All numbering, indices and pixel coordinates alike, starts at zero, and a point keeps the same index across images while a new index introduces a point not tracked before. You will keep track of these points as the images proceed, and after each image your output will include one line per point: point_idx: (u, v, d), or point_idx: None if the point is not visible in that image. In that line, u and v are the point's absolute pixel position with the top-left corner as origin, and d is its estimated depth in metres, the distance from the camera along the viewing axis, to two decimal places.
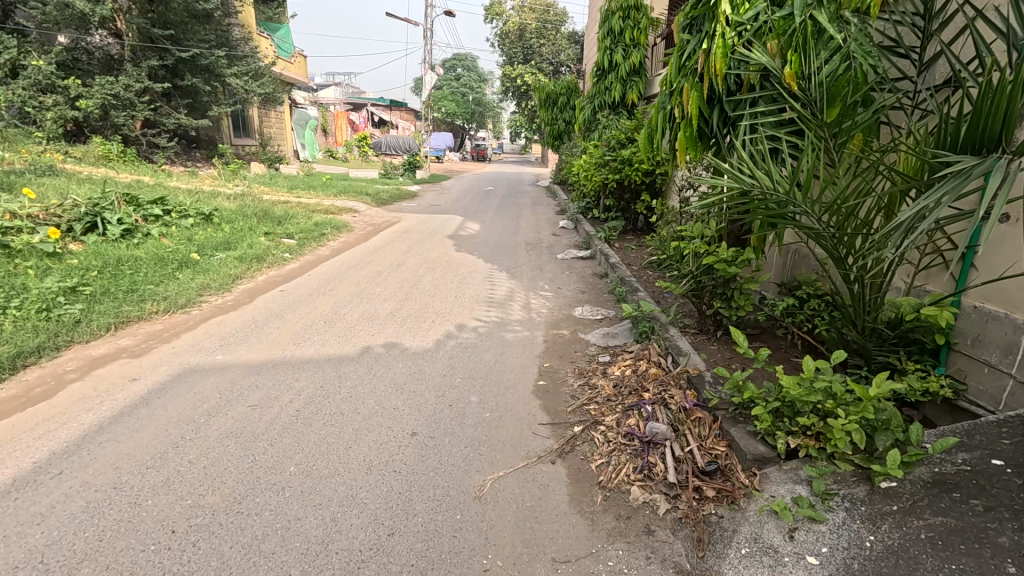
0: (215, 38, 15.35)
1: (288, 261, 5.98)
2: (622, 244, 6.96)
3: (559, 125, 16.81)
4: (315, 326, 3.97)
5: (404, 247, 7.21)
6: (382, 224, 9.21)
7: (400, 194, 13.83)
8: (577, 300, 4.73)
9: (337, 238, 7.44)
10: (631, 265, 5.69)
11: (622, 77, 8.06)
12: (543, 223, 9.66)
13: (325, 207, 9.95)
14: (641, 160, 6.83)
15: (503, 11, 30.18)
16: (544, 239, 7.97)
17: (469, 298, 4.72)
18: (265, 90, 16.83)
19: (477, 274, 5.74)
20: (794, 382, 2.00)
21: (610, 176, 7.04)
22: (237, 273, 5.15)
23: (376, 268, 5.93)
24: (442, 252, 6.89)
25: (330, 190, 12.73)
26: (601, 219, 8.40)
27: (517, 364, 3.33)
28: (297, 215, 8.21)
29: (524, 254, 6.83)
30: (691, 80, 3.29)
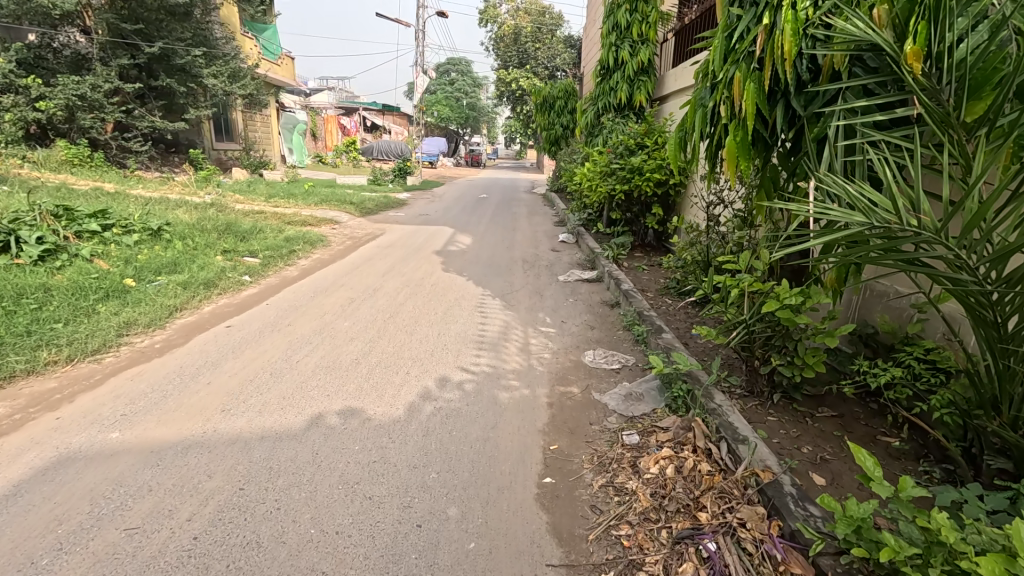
0: (193, 36, 14.53)
1: (245, 286, 5.14)
2: (632, 264, 6.16)
3: (556, 129, 16.00)
4: (257, 380, 3.13)
5: (385, 266, 6.39)
6: (364, 237, 8.39)
7: (389, 202, 13.03)
8: (586, 339, 3.91)
9: (309, 255, 6.60)
10: (646, 292, 4.89)
11: (629, 77, 7.29)
12: (541, 236, 8.87)
13: (302, 218, 9.11)
14: (653, 169, 6.05)
15: (498, 14, 29.52)
16: (543, 255, 7.16)
17: (454, 337, 3.90)
18: (247, 92, 15.99)
19: (466, 302, 4.93)
20: (995, 566, 1.17)
21: (617, 187, 6.26)
22: (176, 304, 4.31)
23: (348, 294, 5.08)
24: (427, 272, 6.08)
25: (311, 198, 11.90)
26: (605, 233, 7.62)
27: (513, 441, 2.52)
28: (266, 228, 7.38)
29: (521, 274, 6.03)
30: (744, 68, 2.47)
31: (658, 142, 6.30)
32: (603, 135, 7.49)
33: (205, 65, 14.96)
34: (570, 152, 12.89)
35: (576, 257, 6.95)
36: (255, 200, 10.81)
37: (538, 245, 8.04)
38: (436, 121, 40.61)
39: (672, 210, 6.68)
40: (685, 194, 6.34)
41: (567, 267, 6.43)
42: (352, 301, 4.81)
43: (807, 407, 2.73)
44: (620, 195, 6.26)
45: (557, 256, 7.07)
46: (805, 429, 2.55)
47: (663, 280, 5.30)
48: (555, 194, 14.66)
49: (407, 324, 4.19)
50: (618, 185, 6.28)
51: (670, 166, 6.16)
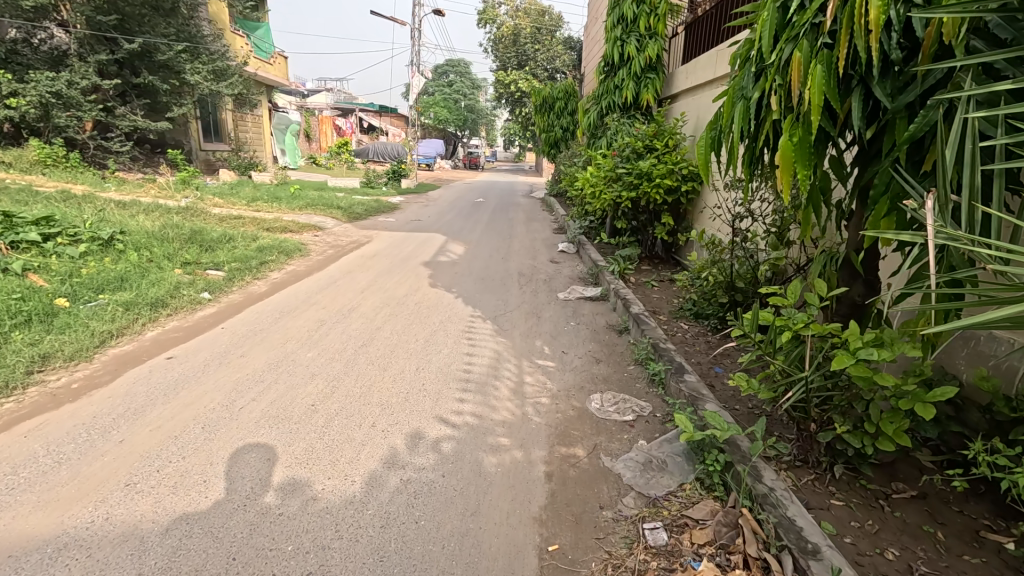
0: (178, 32, 13.95)
1: (202, 305, 4.53)
2: (640, 278, 5.58)
3: (556, 132, 15.44)
4: (187, 435, 2.54)
5: (366, 279, 5.79)
6: (348, 245, 7.78)
7: (379, 206, 12.43)
8: (591, 376, 3.31)
9: (282, 267, 6.00)
10: (658, 315, 4.33)
11: (635, 74, 6.72)
12: (539, 245, 8.28)
13: (283, 224, 8.50)
14: (663, 174, 5.49)
15: (496, 15, 29.00)
16: (541, 267, 6.56)
17: (435, 374, 3.30)
18: (234, 90, 15.40)
19: (453, 324, 4.32)
20: None
21: (624, 194, 5.68)
22: (112, 329, 3.69)
23: (319, 314, 4.48)
24: (412, 288, 5.47)
25: (297, 201, 11.30)
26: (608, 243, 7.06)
27: (499, 536, 1.91)
28: (238, 236, 6.76)
29: (516, 290, 5.42)
30: (808, 46, 1.89)
31: (668, 144, 5.73)
32: (607, 137, 6.93)
33: (190, 62, 14.36)
34: (570, 155, 12.30)
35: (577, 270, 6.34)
36: (236, 204, 10.18)
37: (535, 255, 7.44)
38: (434, 123, 40.06)
39: (683, 219, 6.09)
40: (698, 202, 5.76)
41: (567, 282, 5.82)
42: (321, 324, 4.19)
43: (880, 484, 2.12)
44: (627, 203, 5.68)
45: (556, 269, 6.47)
46: (882, 519, 1.94)
47: (677, 301, 4.70)
48: (555, 199, 14.07)
49: (381, 355, 3.58)
50: (624, 190, 5.70)
51: (681, 171, 5.58)
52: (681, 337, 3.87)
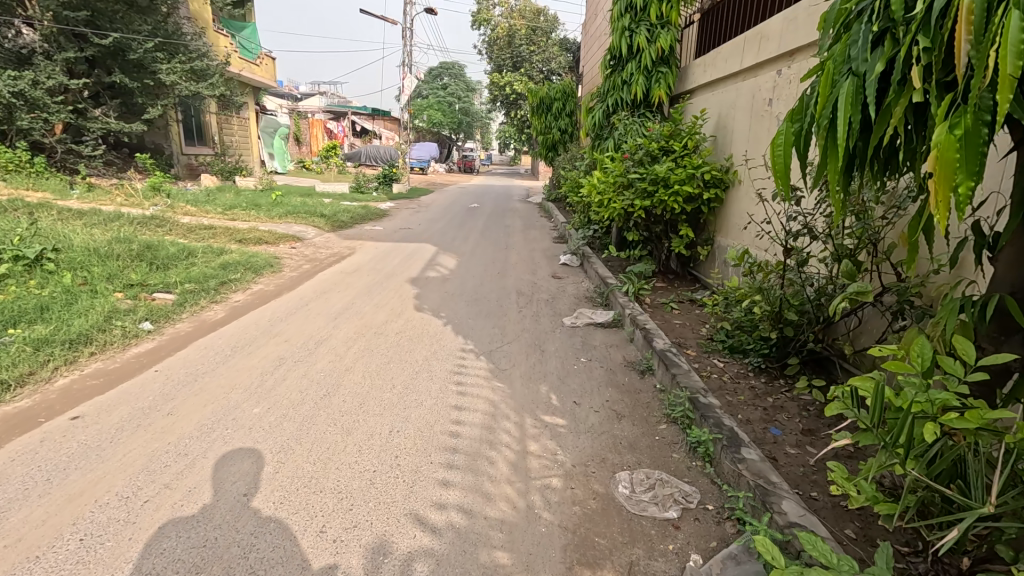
0: (153, 30, 13.22)
1: (140, 338, 3.79)
2: (657, 299, 4.88)
3: (553, 134, 14.78)
4: (51, 559, 1.79)
5: (342, 300, 5.06)
6: (327, 259, 7.05)
7: (367, 213, 11.72)
8: (613, 440, 2.60)
9: (246, 287, 5.26)
10: (686, 349, 3.63)
11: (645, 68, 6.05)
12: (539, 257, 7.56)
13: (257, 235, 7.76)
14: (683, 180, 4.81)
15: (490, 16, 28.39)
16: (542, 285, 5.84)
17: (413, 442, 2.56)
18: (214, 91, 14.68)
19: (438, 362, 3.57)
20: None
21: (637, 202, 4.99)
22: (10, 377, 2.95)
23: (279, 349, 3.75)
24: (394, 311, 4.75)
25: (277, 208, 10.56)
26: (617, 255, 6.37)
27: None
28: (200, 251, 6.02)
29: (514, 314, 4.69)
30: None
31: (687, 146, 5.03)
32: (614, 139, 6.23)
33: (166, 62, 13.65)
34: (570, 158, 11.60)
35: (583, 288, 5.62)
36: (209, 213, 9.43)
37: (535, 269, 6.71)
38: (427, 126, 39.40)
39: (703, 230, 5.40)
40: (721, 211, 5.06)
41: (571, 303, 5.10)
42: (278, 365, 3.45)
43: None
44: (640, 212, 4.99)
45: (558, 287, 5.74)
46: None
47: (704, 332, 4.02)
48: (552, 205, 13.39)
49: (347, 412, 2.85)
50: (636, 198, 5.01)
51: (702, 177, 4.88)
52: (717, 380, 3.18)
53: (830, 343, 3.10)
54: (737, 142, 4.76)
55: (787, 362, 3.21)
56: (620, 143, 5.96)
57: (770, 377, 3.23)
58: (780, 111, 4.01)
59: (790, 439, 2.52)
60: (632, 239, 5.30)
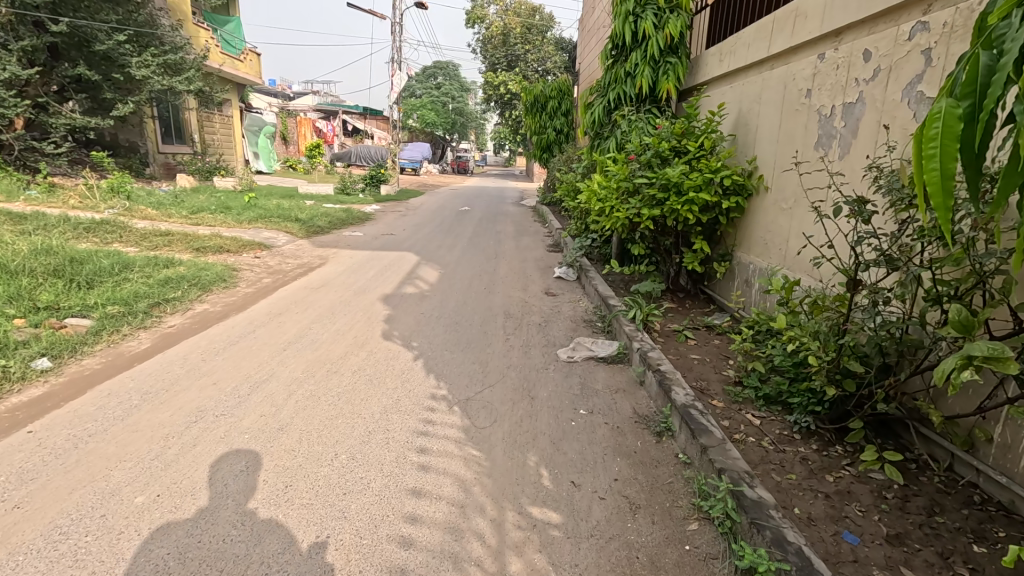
0: (122, 21, 12.43)
1: (28, 383, 3.02)
2: (668, 325, 4.17)
3: (548, 134, 14.07)
4: None
5: (298, 325, 4.31)
6: (292, 271, 6.30)
7: (348, 217, 10.97)
8: (627, 552, 1.87)
9: (188, 308, 4.50)
10: (711, 400, 2.92)
11: (652, 58, 5.32)
12: (530, 268, 6.83)
13: (217, 243, 6.99)
14: (699, 187, 4.10)
15: (484, 15, 27.70)
16: (533, 304, 5.10)
17: (346, 558, 1.83)
18: (188, 86, 13.90)
19: (400, 416, 2.83)
20: None
21: (644, 211, 4.27)
22: None
23: (202, 396, 2.99)
24: (357, 340, 4.00)
25: (249, 211, 9.79)
26: (619, 269, 5.66)
27: None
28: (140, 263, 5.25)
29: (500, 344, 3.95)
30: None
31: (703, 146, 4.30)
32: (616, 139, 5.52)
33: (136, 55, 12.87)
34: (565, 160, 10.89)
35: (580, 308, 4.89)
36: (171, 216, 8.65)
37: (525, 283, 5.98)
38: (420, 126, 38.65)
39: (718, 244, 4.70)
40: (741, 223, 4.35)
41: (566, 328, 4.37)
42: (191, 423, 2.69)
43: None
44: (648, 223, 4.27)
45: (552, 307, 5.01)
46: None
47: (729, 372, 3.31)
48: (547, 208, 12.68)
49: (266, 501, 2.11)
50: (642, 206, 4.30)
51: (721, 182, 4.16)
52: (756, 448, 2.47)
53: (904, 402, 2.39)
54: (762, 142, 4.04)
55: (847, 424, 2.49)
56: (624, 142, 5.24)
57: (824, 442, 2.51)
58: (821, 104, 3.29)
59: (875, 555, 1.80)
60: (636, 254, 4.58)
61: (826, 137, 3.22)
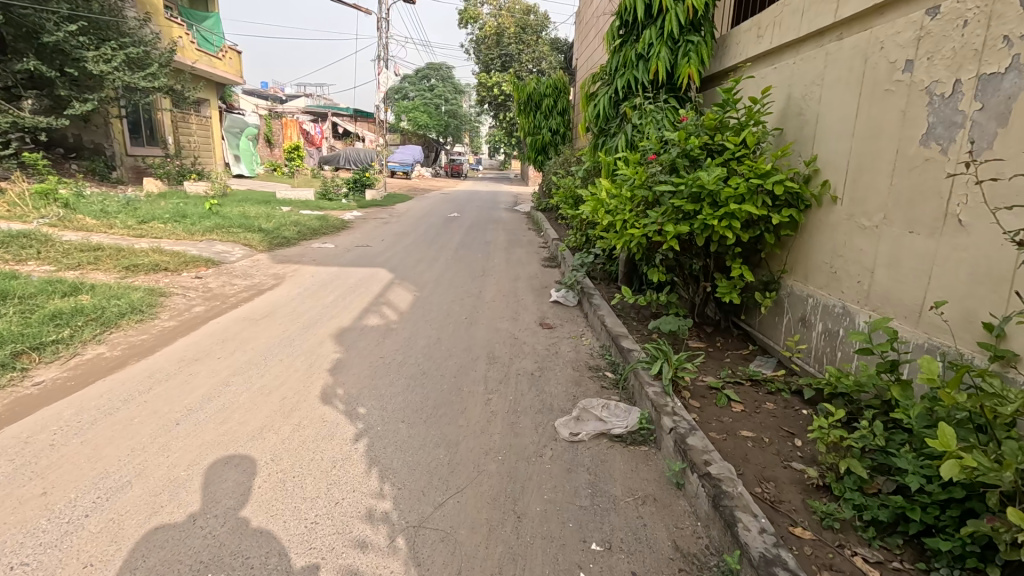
0: (77, 12, 11.40)
1: None
2: (703, 378, 3.17)
3: (543, 134, 13.09)
4: None
5: (212, 378, 3.27)
6: (237, 294, 5.27)
7: (323, 224, 9.96)
8: None
9: (73, 356, 3.47)
10: (790, 526, 1.92)
11: (670, 36, 4.31)
12: (522, 289, 5.81)
13: (153, 260, 5.97)
14: (743, 195, 3.10)
15: (477, 14, 26.76)
16: (524, 342, 4.08)
17: None
18: (153, 83, 12.85)
19: (308, 565, 1.80)
20: None
21: (668, 228, 3.28)
22: None
23: (9, 524, 1.95)
24: (284, 403, 2.97)
25: (208, 219, 8.76)
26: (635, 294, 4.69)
27: None
28: (32, 292, 4.22)
29: (477, 410, 2.92)
30: None
31: (745, 143, 3.30)
32: (626, 136, 4.53)
33: (93, 48, 11.83)
34: (562, 162, 9.89)
35: (584, 350, 3.87)
36: (112, 226, 7.59)
37: (516, 310, 4.96)
38: (411, 129, 37.67)
39: (760, 267, 3.70)
40: (794, 243, 3.35)
41: (567, 381, 3.34)
42: None
43: None
44: (673, 243, 3.28)
45: (547, 346, 3.98)
46: None
47: (804, 466, 2.30)
48: (542, 216, 11.67)
49: None
50: (665, 221, 3.31)
51: (771, 191, 3.15)
52: None
53: None
54: (828, 136, 3.04)
55: None
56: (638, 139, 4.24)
57: None
58: (933, 79, 2.29)
59: None
60: (655, 280, 3.60)
61: (945, 125, 2.23)
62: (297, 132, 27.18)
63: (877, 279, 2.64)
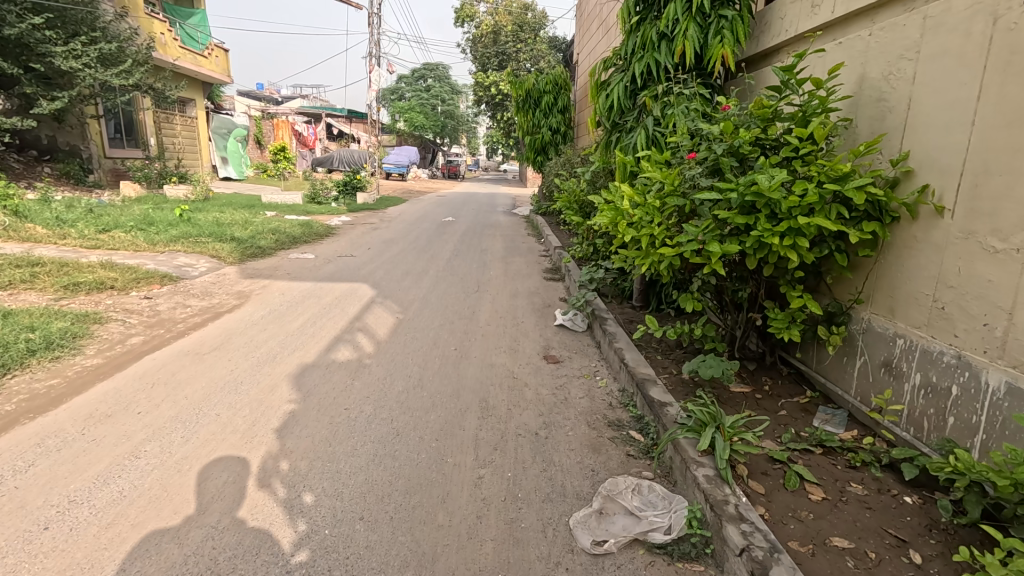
0: (42, 4, 10.65)
1: None
2: (761, 444, 2.43)
3: (543, 134, 12.36)
4: None
5: (121, 445, 2.53)
6: (189, 318, 4.52)
7: (305, 231, 9.21)
8: None
9: None
10: None
11: (702, 9, 3.55)
12: (522, 308, 5.06)
13: (99, 277, 5.21)
14: (813, 205, 2.35)
15: (474, 12, 26.00)
16: (526, 384, 3.31)
17: None
18: (127, 81, 12.12)
19: None
20: None
21: (713, 246, 2.53)
22: None
23: None
24: (206, 487, 2.23)
25: (177, 227, 8.01)
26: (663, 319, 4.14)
27: None
28: None
29: (463, 497, 2.18)
30: None
31: (810, 138, 2.55)
32: (646, 132, 3.79)
33: (62, 42, 11.10)
34: (564, 163, 9.17)
35: (599, 397, 3.11)
36: (65, 236, 6.82)
37: (515, 339, 4.19)
38: (407, 129, 36.91)
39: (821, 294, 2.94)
40: (873, 266, 2.60)
41: (582, 447, 2.58)
42: None
43: None
44: (718, 268, 2.53)
45: (554, 390, 3.22)
46: None
47: None
48: (542, 221, 10.92)
49: None
50: (707, 237, 2.57)
51: (848, 200, 2.40)
52: None
53: None
54: (928, 128, 2.28)
55: None
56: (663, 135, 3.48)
57: None
58: None
59: None
60: (689, 309, 2.87)
61: None
62: (289, 133, 26.40)
63: (1019, 325, 1.89)
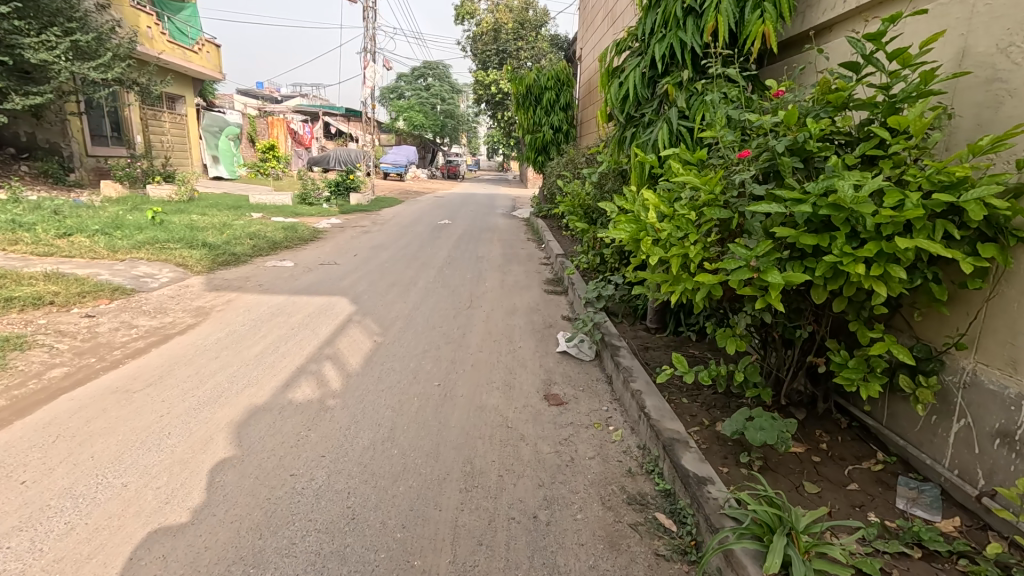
0: None
1: None
2: (843, 545, 1.79)
3: (544, 132, 11.73)
4: None
5: None
6: (132, 341, 3.88)
7: (287, 235, 8.56)
8: None
9: None
10: None
11: None
12: (520, 329, 4.41)
13: (38, 291, 4.57)
14: (915, 224, 1.71)
15: (473, 8, 25.32)
16: (522, 437, 2.67)
17: None
18: (105, 75, 11.52)
19: None
20: None
21: (772, 276, 1.89)
22: None
23: None
24: None
25: (145, 230, 7.36)
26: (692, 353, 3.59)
27: None
28: None
29: None
30: None
31: (902, 132, 1.90)
32: (670, 125, 3.14)
33: (34, 33, 10.51)
34: (566, 164, 8.54)
35: (615, 458, 2.47)
36: (16, 242, 6.18)
37: (511, 371, 3.54)
38: (406, 128, 36.24)
39: (900, 331, 2.30)
40: (984, 301, 1.95)
41: (595, 541, 1.94)
42: None
43: None
44: (779, 305, 1.90)
45: (557, 447, 2.57)
46: None
47: None
48: (542, 224, 10.26)
49: None
50: (762, 263, 1.93)
51: (960, 215, 1.76)
52: None
53: None
54: None
55: None
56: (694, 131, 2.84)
57: None
58: None
59: None
60: (731, 351, 2.25)
61: None
62: (284, 131, 25.78)
63: None
